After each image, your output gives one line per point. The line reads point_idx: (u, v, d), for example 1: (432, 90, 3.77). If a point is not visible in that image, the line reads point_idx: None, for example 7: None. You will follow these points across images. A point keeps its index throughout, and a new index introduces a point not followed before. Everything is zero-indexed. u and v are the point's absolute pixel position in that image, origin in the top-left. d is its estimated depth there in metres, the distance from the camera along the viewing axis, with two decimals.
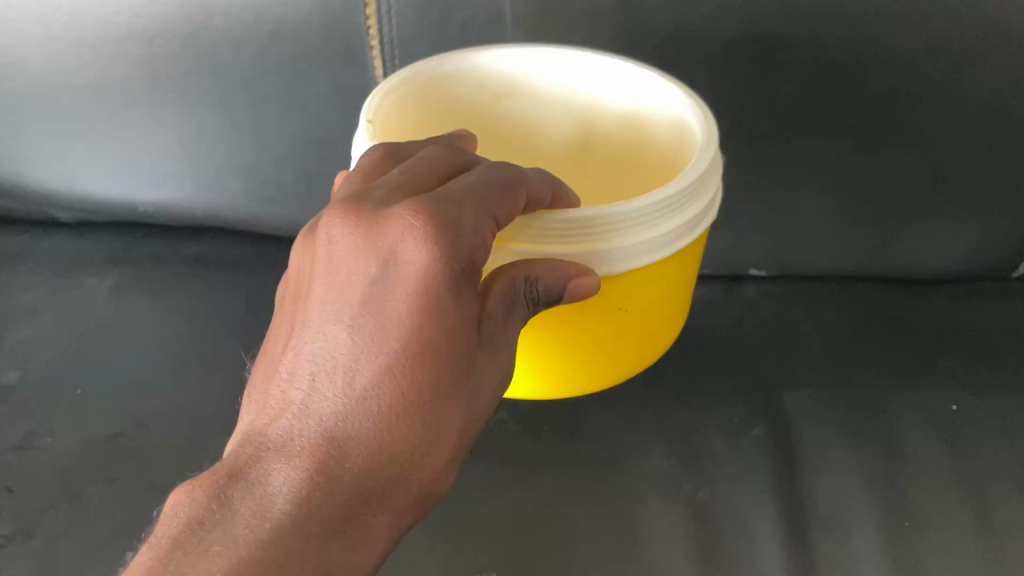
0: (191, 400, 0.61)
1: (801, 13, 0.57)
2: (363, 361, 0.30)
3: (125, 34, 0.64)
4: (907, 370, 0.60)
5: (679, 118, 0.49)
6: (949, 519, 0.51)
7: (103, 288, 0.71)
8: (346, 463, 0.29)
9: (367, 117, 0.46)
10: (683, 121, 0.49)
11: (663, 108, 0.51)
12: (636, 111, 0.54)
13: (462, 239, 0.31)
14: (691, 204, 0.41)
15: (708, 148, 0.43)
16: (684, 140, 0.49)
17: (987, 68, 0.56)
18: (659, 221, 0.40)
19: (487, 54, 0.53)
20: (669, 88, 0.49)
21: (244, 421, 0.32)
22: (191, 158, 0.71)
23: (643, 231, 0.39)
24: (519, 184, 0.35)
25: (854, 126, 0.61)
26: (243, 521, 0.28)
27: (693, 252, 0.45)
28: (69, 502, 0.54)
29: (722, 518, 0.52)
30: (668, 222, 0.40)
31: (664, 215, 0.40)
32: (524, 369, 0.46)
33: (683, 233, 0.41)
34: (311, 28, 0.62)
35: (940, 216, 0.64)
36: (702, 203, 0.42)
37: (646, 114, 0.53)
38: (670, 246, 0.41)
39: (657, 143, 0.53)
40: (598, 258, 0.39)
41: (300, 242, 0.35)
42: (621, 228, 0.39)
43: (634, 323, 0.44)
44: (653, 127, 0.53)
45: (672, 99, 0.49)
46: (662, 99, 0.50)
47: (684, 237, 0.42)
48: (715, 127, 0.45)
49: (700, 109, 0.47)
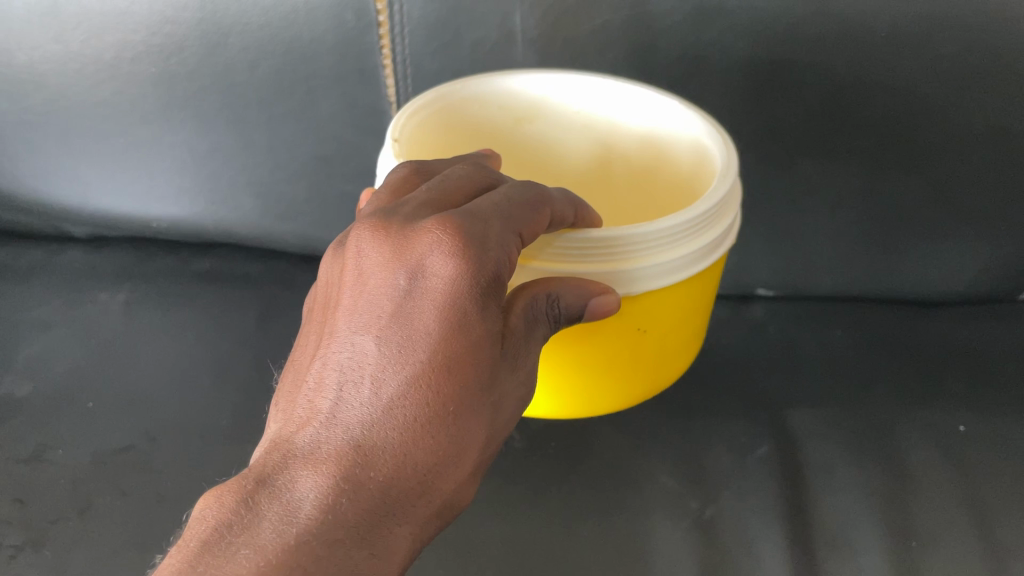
0: (201, 414, 0.61)
1: (808, 36, 0.58)
2: (389, 370, 0.31)
3: (142, 52, 0.64)
4: (915, 391, 0.61)
5: (695, 141, 0.50)
6: (954, 539, 0.51)
7: (115, 303, 0.71)
8: (371, 471, 0.30)
9: (393, 135, 0.47)
10: (702, 146, 0.49)
11: (680, 132, 0.51)
12: (653, 135, 0.54)
13: (489, 253, 0.32)
14: (711, 227, 0.42)
15: (728, 172, 0.44)
16: (703, 166, 0.50)
17: (992, 94, 0.57)
18: (680, 244, 0.40)
19: (508, 78, 0.54)
20: (686, 112, 0.50)
21: (270, 430, 0.33)
22: (204, 173, 0.72)
23: (664, 253, 0.40)
24: (544, 204, 0.36)
25: (859, 148, 0.62)
26: (271, 525, 0.29)
27: (712, 275, 0.46)
28: (80, 514, 0.55)
29: (728, 536, 0.52)
30: (689, 245, 0.41)
31: (685, 238, 0.40)
32: (542, 388, 0.46)
33: (703, 256, 0.42)
34: (324, 48, 0.63)
35: (945, 238, 0.65)
36: (721, 226, 0.43)
37: (663, 137, 0.54)
38: (690, 268, 0.42)
39: (673, 165, 0.54)
40: (619, 279, 0.40)
41: (329, 255, 0.36)
42: (643, 249, 0.39)
43: (651, 343, 0.45)
44: (669, 151, 0.54)
45: (691, 125, 0.50)
46: (680, 124, 0.51)
47: (704, 261, 0.42)
48: (733, 152, 0.46)
49: (719, 136, 0.47)
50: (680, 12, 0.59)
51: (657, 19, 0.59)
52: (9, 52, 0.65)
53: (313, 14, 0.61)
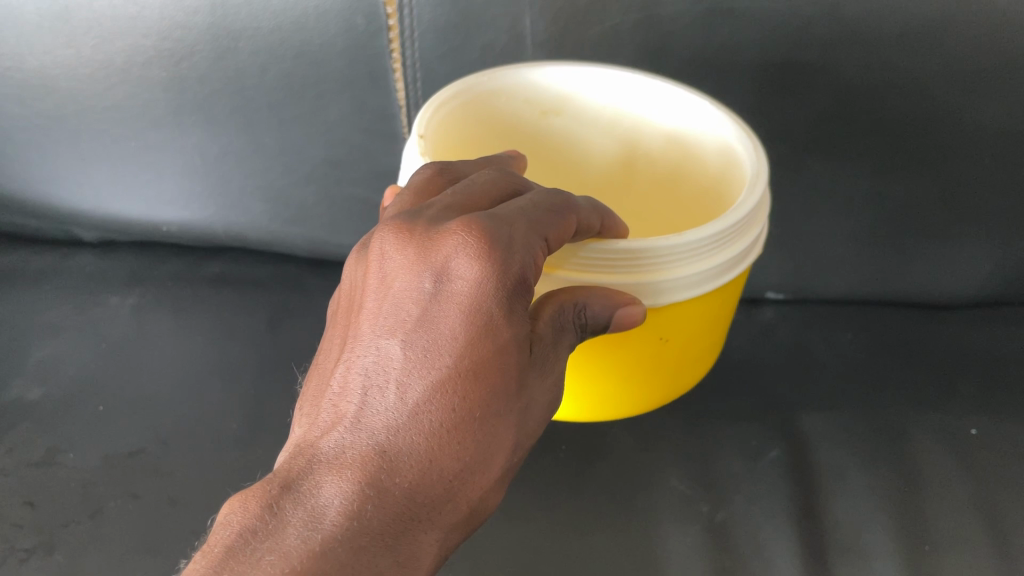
0: (211, 417, 0.61)
1: (820, 39, 0.58)
2: (415, 375, 0.31)
3: (153, 56, 0.64)
4: (929, 395, 0.61)
5: (724, 143, 0.50)
6: (966, 543, 0.51)
7: (125, 306, 0.71)
8: (397, 477, 0.30)
9: (418, 131, 0.47)
10: (730, 149, 0.49)
11: (707, 132, 0.51)
12: (678, 134, 0.55)
13: (515, 255, 0.32)
14: (740, 238, 0.42)
15: (758, 181, 0.44)
16: (731, 169, 0.50)
17: (1002, 95, 0.57)
18: (708, 255, 0.40)
19: (538, 72, 0.54)
20: (715, 114, 0.50)
21: (294, 434, 0.34)
22: (214, 176, 0.72)
23: (691, 264, 0.40)
24: (570, 211, 0.36)
25: (871, 150, 0.62)
26: (296, 531, 0.29)
27: (736, 286, 0.46)
28: (91, 518, 0.55)
29: (740, 540, 0.52)
30: (717, 255, 0.41)
31: (712, 249, 0.40)
32: (566, 394, 0.47)
33: (731, 266, 0.42)
34: (334, 52, 0.63)
35: (956, 243, 0.65)
36: (748, 236, 0.43)
37: (689, 138, 0.54)
38: (717, 279, 0.42)
39: (700, 166, 0.54)
40: (646, 289, 0.40)
41: (353, 257, 0.36)
42: (670, 260, 0.39)
43: (674, 351, 0.45)
44: (695, 149, 0.54)
45: (719, 126, 0.50)
46: (707, 125, 0.51)
47: (731, 271, 0.42)
48: (764, 158, 0.46)
49: (749, 140, 0.47)
50: (691, 14, 0.59)
51: (668, 21, 0.59)
52: (20, 56, 0.65)
53: (324, 18, 0.61)
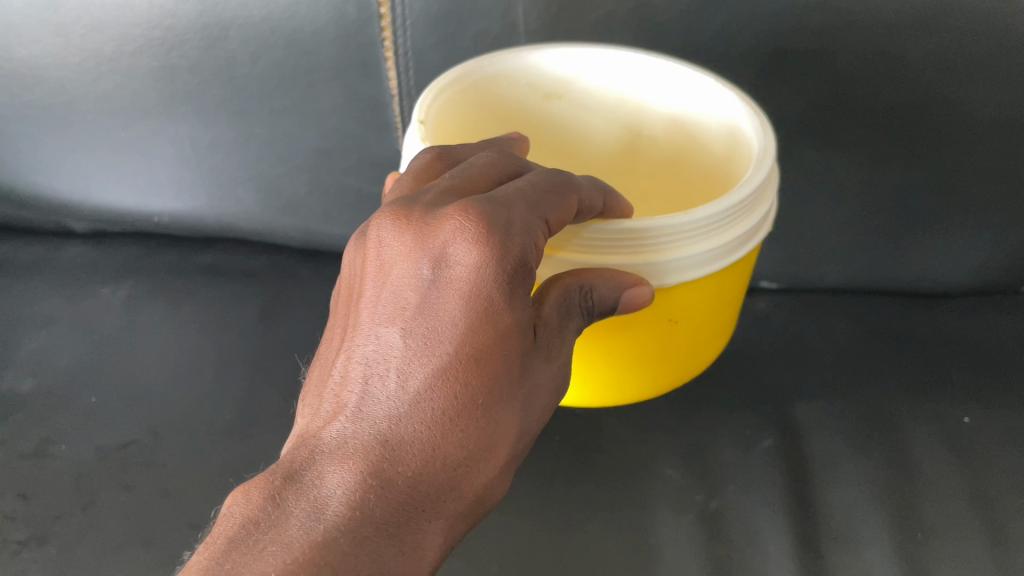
0: (204, 407, 0.61)
1: (813, 29, 0.58)
2: (416, 363, 0.31)
3: (143, 45, 0.64)
4: (924, 382, 0.61)
5: (731, 121, 0.50)
6: (959, 531, 0.51)
7: (117, 297, 0.71)
8: (400, 466, 0.30)
9: (419, 117, 0.47)
10: (738, 130, 0.49)
11: (714, 111, 0.51)
12: (684, 115, 0.55)
13: (514, 239, 0.32)
14: (747, 216, 0.42)
15: (765, 158, 0.44)
16: (738, 148, 0.50)
17: (994, 83, 0.57)
18: (715, 233, 0.40)
19: (540, 54, 0.54)
20: (721, 91, 0.50)
21: (297, 423, 0.34)
22: (205, 166, 0.72)
23: (697, 243, 0.40)
24: (571, 191, 0.36)
25: (864, 138, 0.62)
26: (299, 522, 0.29)
27: (746, 265, 0.46)
28: (83, 509, 0.54)
29: (733, 528, 0.53)
30: (726, 234, 0.41)
31: (718, 228, 0.40)
32: (575, 377, 0.47)
33: (739, 244, 0.42)
34: (325, 41, 0.63)
35: (951, 229, 0.65)
36: (755, 215, 0.43)
37: (696, 119, 0.54)
38: (722, 258, 0.42)
39: (707, 145, 0.54)
40: (652, 270, 0.40)
41: (352, 244, 0.35)
42: (676, 239, 0.39)
43: (683, 333, 0.45)
44: (702, 129, 0.54)
45: (726, 104, 0.50)
46: (714, 105, 0.51)
47: (737, 251, 0.42)
48: (771, 137, 0.46)
49: (757, 118, 0.47)
50: (685, 2, 0.58)
51: (661, 9, 0.59)
52: (9, 46, 0.65)
53: (315, 6, 0.61)
